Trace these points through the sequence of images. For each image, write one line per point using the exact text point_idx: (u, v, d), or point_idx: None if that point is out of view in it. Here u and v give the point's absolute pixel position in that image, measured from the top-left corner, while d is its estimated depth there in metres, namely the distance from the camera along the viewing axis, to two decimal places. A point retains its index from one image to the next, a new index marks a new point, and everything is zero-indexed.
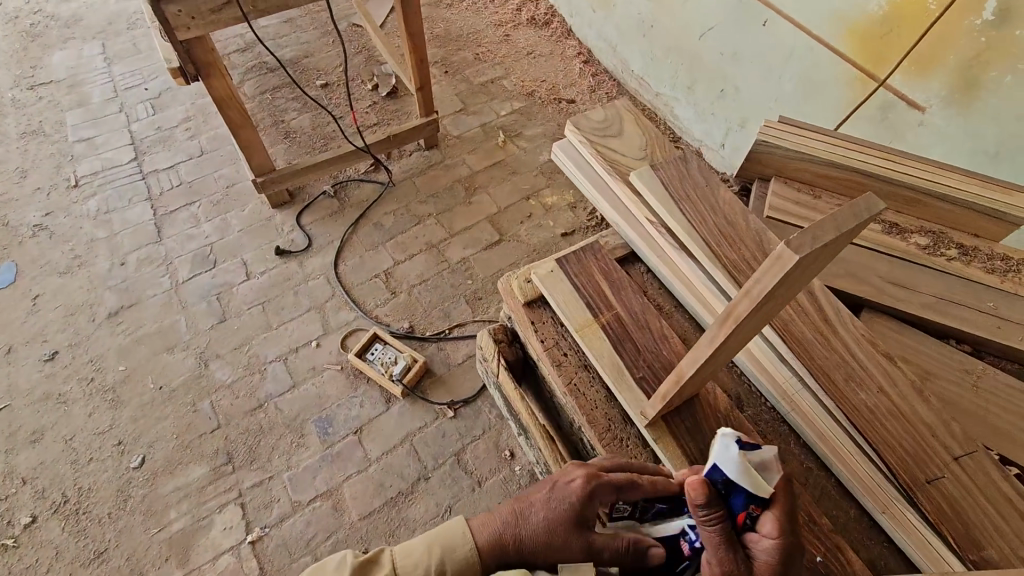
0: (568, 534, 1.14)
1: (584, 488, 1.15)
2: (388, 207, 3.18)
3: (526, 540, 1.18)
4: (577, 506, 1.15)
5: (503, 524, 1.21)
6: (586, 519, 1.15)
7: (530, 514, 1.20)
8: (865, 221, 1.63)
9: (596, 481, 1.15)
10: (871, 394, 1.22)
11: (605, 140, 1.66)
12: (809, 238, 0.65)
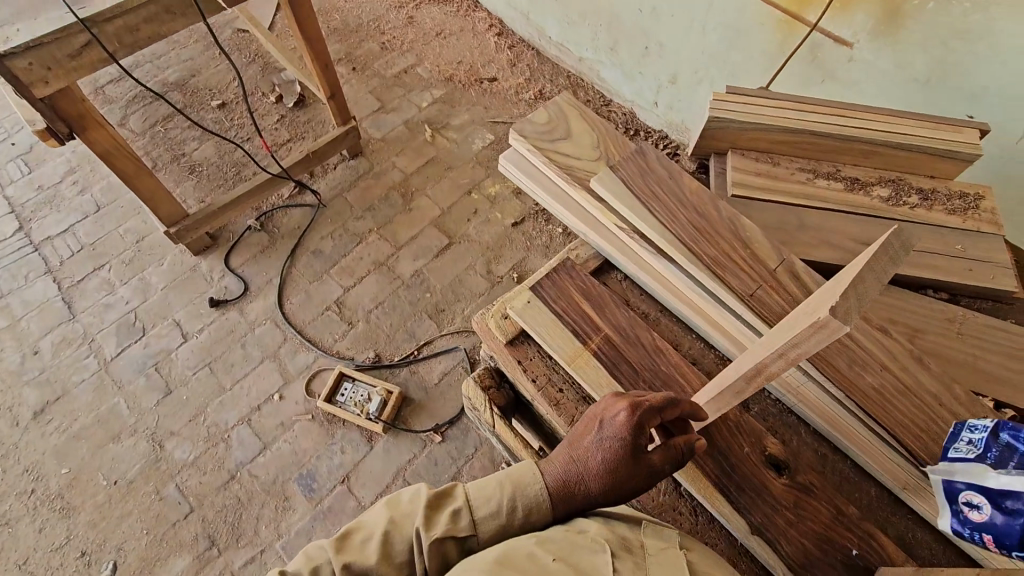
0: (629, 469, 1.01)
1: (630, 420, 1.01)
2: (324, 230, 2.95)
3: (587, 486, 1.03)
4: (630, 441, 1.00)
5: (559, 472, 1.06)
6: (642, 449, 1.01)
7: (586, 457, 1.04)
8: (827, 181, 1.60)
9: (641, 409, 1.01)
10: (877, 374, 1.18)
11: (553, 145, 1.54)
12: (854, 298, 0.59)
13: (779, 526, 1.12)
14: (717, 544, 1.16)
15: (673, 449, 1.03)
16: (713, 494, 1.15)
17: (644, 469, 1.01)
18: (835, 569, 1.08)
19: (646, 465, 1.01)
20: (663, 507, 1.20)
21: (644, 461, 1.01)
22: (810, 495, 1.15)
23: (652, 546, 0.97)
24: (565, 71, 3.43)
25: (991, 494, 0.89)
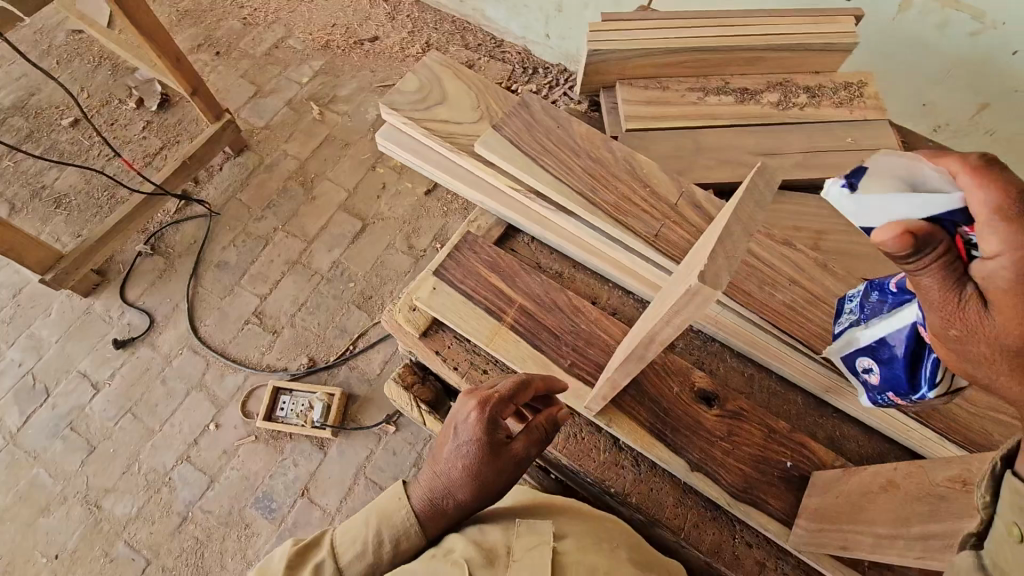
0: (494, 465, 1.03)
1: (481, 419, 1.02)
2: (224, 239, 2.72)
3: (460, 492, 1.05)
4: (486, 439, 1.02)
5: (429, 491, 1.09)
6: (501, 442, 1.03)
7: (449, 468, 1.06)
8: (718, 97, 1.55)
9: (489, 406, 1.02)
10: (786, 290, 1.17)
11: (430, 112, 1.41)
12: (723, 260, 0.55)
13: (716, 458, 1.13)
14: (661, 487, 1.17)
15: (535, 430, 1.06)
16: (651, 442, 1.14)
17: (503, 465, 1.03)
18: (772, 485, 1.11)
19: (509, 456, 1.03)
20: (605, 463, 1.19)
21: (505, 454, 1.03)
22: (741, 420, 1.16)
23: (518, 546, 0.98)
24: (449, 16, 3.18)
25: (874, 348, 0.86)
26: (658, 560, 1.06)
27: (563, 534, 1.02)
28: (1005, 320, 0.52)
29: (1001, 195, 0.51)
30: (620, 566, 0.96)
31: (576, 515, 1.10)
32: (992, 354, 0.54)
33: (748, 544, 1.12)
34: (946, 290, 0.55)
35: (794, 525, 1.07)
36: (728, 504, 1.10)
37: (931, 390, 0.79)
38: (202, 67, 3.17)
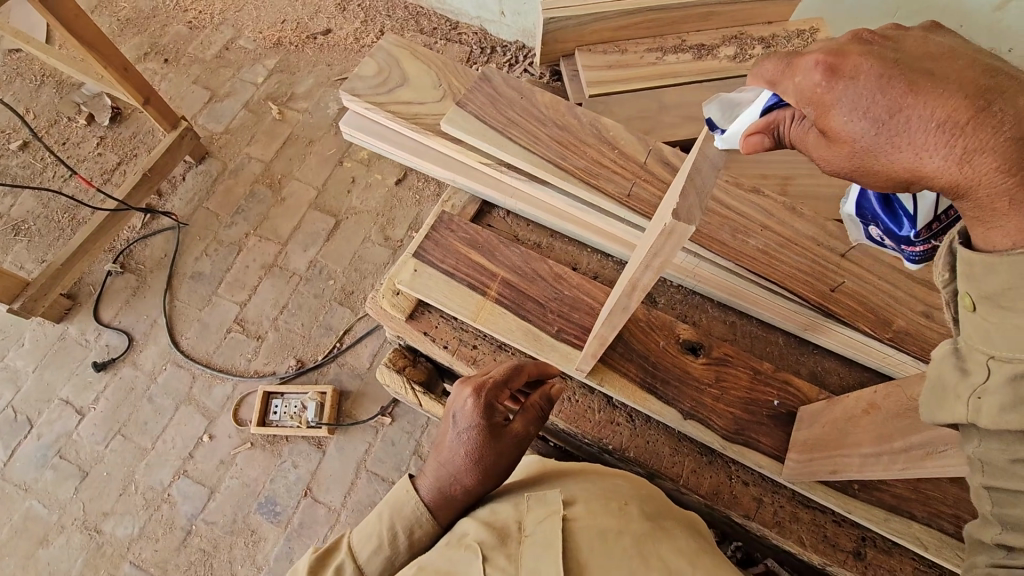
0: (496, 448, 1.04)
1: (478, 402, 1.05)
2: (195, 250, 2.67)
3: (465, 480, 1.05)
4: (485, 422, 1.04)
5: (435, 484, 1.08)
6: (500, 424, 1.06)
7: (452, 457, 1.07)
8: (676, 56, 1.56)
9: (485, 389, 1.06)
10: (758, 236, 1.19)
11: (392, 95, 1.39)
12: (695, 199, 0.57)
13: (707, 404, 1.16)
14: (657, 439, 1.20)
15: (531, 410, 1.09)
16: (643, 396, 1.17)
17: (505, 445, 1.05)
18: (764, 424, 1.15)
19: (509, 437, 1.05)
20: (602, 423, 1.21)
21: (506, 434, 1.05)
22: (727, 366, 1.19)
23: (530, 520, 0.93)
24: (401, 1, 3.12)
25: (864, 218, 0.84)
26: (679, 517, 1.00)
27: (574, 500, 0.96)
28: (833, 134, 0.61)
29: (768, 67, 0.66)
30: (636, 524, 0.89)
31: (587, 481, 1.05)
32: (867, 167, 0.61)
33: (745, 482, 1.16)
34: (802, 141, 0.66)
35: (786, 459, 1.11)
36: (722, 446, 1.14)
37: (921, 220, 0.74)
38: (152, 77, 3.08)
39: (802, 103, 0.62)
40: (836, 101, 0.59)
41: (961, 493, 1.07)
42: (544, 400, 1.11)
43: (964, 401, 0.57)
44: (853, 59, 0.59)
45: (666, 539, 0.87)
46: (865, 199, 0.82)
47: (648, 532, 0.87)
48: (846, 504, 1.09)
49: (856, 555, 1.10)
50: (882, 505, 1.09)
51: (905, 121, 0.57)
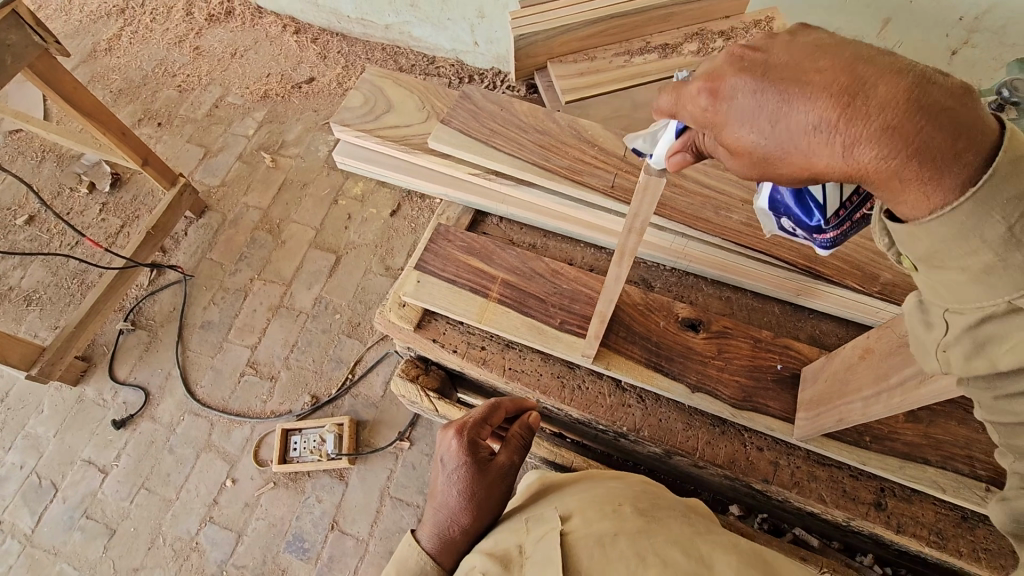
0: (485, 481, 1.07)
1: (462, 441, 1.09)
2: (203, 300, 2.74)
3: (463, 520, 1.04)
4: (471, 458, 1.07)
5: (435, 531, 1.06)
6: (487, 458, 1.09)
7: (446, 499, 1.07)
8: (642, 57, 1.65)
9: (466, 428, 1.11)
10: (740, 210, 1.25)
11: (380, 121, 1.45)
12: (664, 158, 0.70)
13: (714, 374, 1.20)
14: (669, 416, 1.22)
15: (513, 441, 1.14)
16: (650, 375, 1.21)
17: (495, 475, 1.08)
18: (771, 389, 1.18)
19: (497, 469, 1.08)
20: (613, 408, 1.24)
21: (494, 466, 1.08)
22: (726, 337, 1.24)
23: (529, 539, 0.94)
24: (377, 43, 3.26)
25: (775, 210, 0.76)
26: (678, 511, 1.00)
27: (570, 513, 0.97)
28: (734, 150, 0.60)
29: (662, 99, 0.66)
30: (630, 523, 0.89)
31: (584, 492, 1.06)
32: (773, 171, 0.60)
33: (759, 447, 1.18)
34: (715, 154, 0.65)
35: (796, 419, 1.14)
36: (733, 414, 1.17)
37: (830, 207, 0.69)
38: (147, 140, 3.20)
39: (700, 124, 0.62)
40: (725, 119, 0.59)
41: (970, 433, 1.11)
42: (525, 430, 1.16)
43: (936, 354, 0.65)
44: (729, 74, 0.59)
45: (658, 533, 0.86)
46: (778, 192, 0.74)
47: (643, 530, 0.87)
48: (859, 456, 1.11)
49: (877, 507, 1.12)
50: (896, 454, 1.12)
51: (788, 127, 0.55)
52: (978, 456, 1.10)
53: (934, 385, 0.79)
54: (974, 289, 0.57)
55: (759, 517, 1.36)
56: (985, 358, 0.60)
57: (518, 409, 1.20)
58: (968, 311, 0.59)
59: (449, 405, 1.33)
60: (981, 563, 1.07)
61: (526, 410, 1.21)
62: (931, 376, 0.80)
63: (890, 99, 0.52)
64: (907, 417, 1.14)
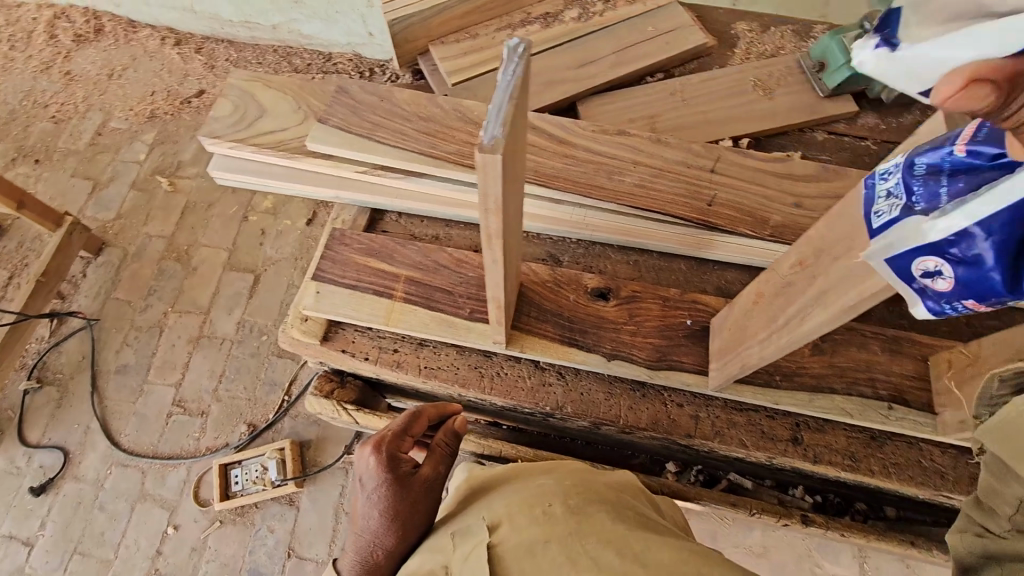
0: (407, 499, 1.03)
1: (380, 457, 1.05)
2: (114, 343, 2.55)
3: (386, 543, 1.00)
4: (390, 475, 1.03)
5: (357, 557, 1.02)
6: (408, 473, 1.05)
7: (367, 521, 1.03)
8: (524, 29, 1.61)
9: (385, 442, 1.06)
10: (632, 173, 1.25)
11: (253, 128, 1.36)
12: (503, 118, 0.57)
13: (628, 340, 1.20)
14: (591, 388, 1.22)
15: (437, 451, 1.10)
16: (566, 351, 1.20)
17: (417, 489, 1.04)
18: (684, 346, 1.19)
19: (419, 484, 1.04)
20: (536, 390, 1.22)
21: (416, 480, 1.04)
22: (636, 301, 1.23)
23: (458, 557, 0.89)
24: (268, 45, 2.99)
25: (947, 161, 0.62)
26: (603, 494, 0.98)
27: (498, 520, 0.93)
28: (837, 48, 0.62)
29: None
30: (559, 524, 0.87)
31: (511, 491, 1.02)
32: None
33: (680, 404, 1.19)
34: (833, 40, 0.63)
35: (709, 371, 1.16)
36: (650, 375, 1.18)
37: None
38: (26, 180, 2.93)
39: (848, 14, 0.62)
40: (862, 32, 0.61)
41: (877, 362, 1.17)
42: (449, 436, 1.13)
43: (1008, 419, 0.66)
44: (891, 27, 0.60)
45: (587, 530, 0.84)
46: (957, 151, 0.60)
47: (573, 530, 0.85)
48: (772, 396, 1.15)
49: (795, 441, 1.16)
50: (805, 388, 1.16)
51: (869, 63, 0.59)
52: (879, 378, 1.16)
53: (809, 323, 0.81)
54: None
55: (695, 469, 1.40)
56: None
57: (440, 415, 1.15)
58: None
59: (370, 415, 1.27)
60: (891, 477, 1.13)
61: (449, 414, 1.17)
62: (806, 312, 0.82)
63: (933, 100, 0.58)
64: (812, 351, 1.17)
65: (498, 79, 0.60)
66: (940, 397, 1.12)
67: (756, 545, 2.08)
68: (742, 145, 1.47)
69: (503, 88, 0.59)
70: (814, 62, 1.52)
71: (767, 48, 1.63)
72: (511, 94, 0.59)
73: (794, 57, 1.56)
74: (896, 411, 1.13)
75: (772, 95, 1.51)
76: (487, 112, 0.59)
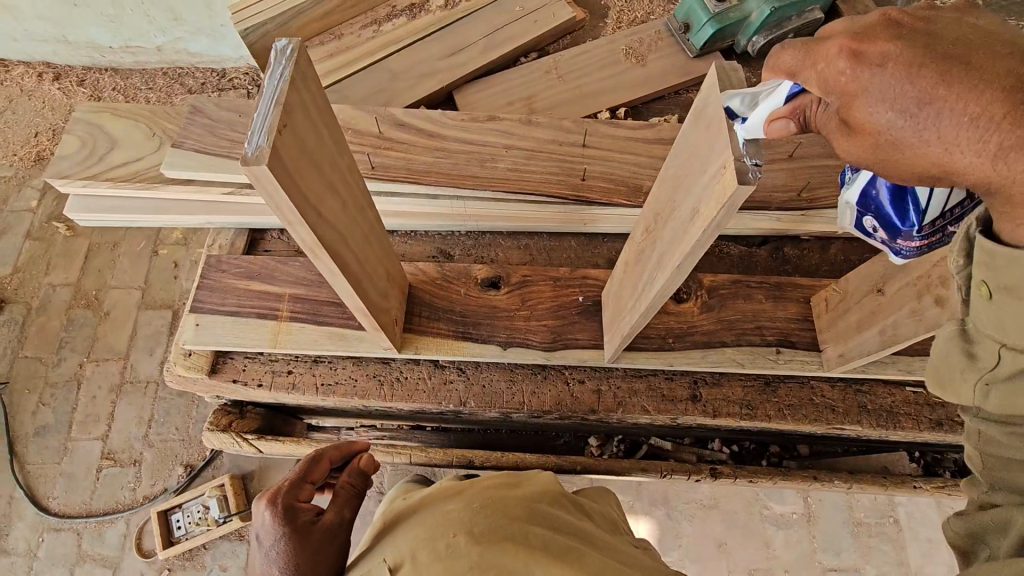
0: (312, 547, 0.87)
1: (277, 509, 0.92)
2: (29, 405, 2.40)
3: None
4: (290, 525, 0.90)
5: None
6: (310, 520, 0.92)
7: None
8: (391, 23, 1.56)
9: (279, 494, 0.95)
10: (504, 158, 1.24)
11: (105, 163, 1.29)
12: (271, 127, 0.55)
13: (521, 325, 1.19)
14: (492, 377, 1.22)
15: (342, 493, 1.01)
16: (461, 345, 1.18)
17: (322, 535, 0.90)
18: (579, 323, 1.19)
19: (325, 530, 0.91)
20: (438, 390, 1.21)
21: (319, 525, 0.91)
22: (526, 285, 1.22)
23: None
24: (157, 69, 2.57)
25: (863, 206, 0.83)
26: (520, 511, 0.83)
27: (401, 561, 0.74)
28: (856, 127, 0.62)
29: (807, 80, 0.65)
30: (464, 555, 0.71)
31: (415, 521, 0.86)
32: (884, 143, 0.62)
33: (581, 380, 1.21)
34: (821, 128, 0.68)
35: (603, 344, 1.17)
36: (547, 357, 1.18)
37: (931, 213, 0.76)
38: None
39: (827, 88, 0.64)
40: (861, 90, 0.60)
41: (779, 316, 1.19)
42: (355, 477, 1.07)
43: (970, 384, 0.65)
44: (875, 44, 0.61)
45: (495, 568, 0.69)
46: (874, 187, 0.80)
47: (479, 562, 0.69)
48: (666, 358, 1.16)
49: (694, 399, 1.19)
50: (697, 345, 1.17)
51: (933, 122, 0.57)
52: (766, 325, 1.19)
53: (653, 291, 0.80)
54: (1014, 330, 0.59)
55: (616, 439, 1.44)
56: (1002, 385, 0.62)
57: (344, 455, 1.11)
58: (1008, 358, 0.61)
59: (272, 441, 1.25)
60: (786, 418, 1.19)
61: (355, 454, 1.13)
62: (649, 281, 0.83)
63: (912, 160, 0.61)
64: (702, 308, 1.18)
65: (266, 83, 0.57)
66: (823, 335, 1.16)
67: (705, 498, 2.10)
68: (620, 115, 1.45)
69: (269, 93, 0.57)
70: (679, 24, 1.50)
71: (637, 15, 1.60)
72: (278, 98, 0.56)
73: (662, 19, 1.55)
74: (784, 354, 1.16)
75: (645, 61, 1.50)
76: (254, 123, 0.56)
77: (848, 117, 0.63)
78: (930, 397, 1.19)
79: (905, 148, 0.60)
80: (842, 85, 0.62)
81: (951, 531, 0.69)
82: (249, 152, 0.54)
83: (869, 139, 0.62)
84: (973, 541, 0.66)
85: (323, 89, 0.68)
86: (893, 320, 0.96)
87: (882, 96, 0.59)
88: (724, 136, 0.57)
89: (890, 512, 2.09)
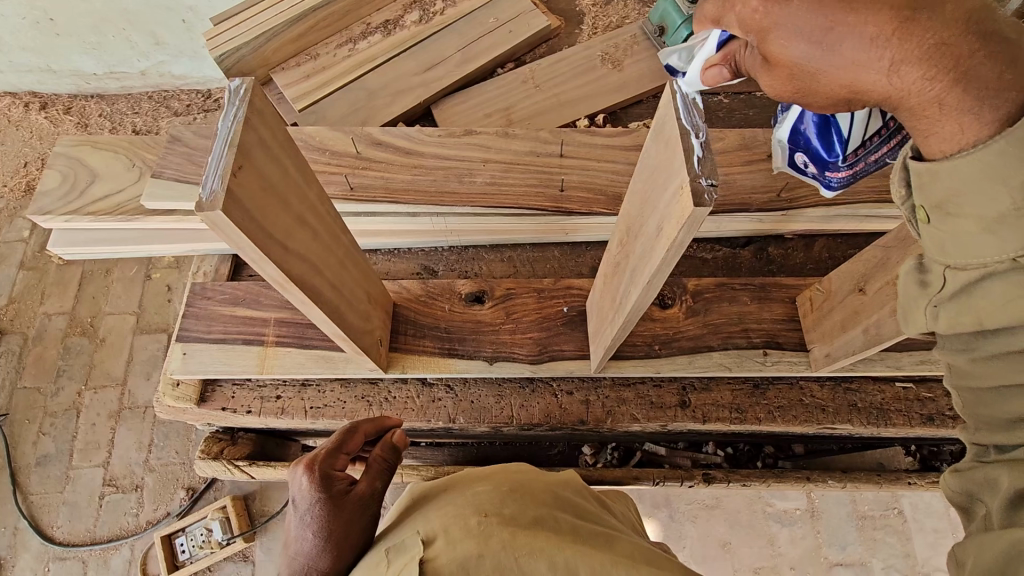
0: (347, 515, 0.85)
1: (314, 476, 0.89)
2: (30, 435, 2.40)
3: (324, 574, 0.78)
4: (327, 492, 0.86)
5: None
6: (345, 490, 0.89)
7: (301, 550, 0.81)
8: (366, 41, 1.56)
9: (317, 461, 0.91)
10: (483, 172, 1.24)
11: (86, 196, 1.29)
12: (227, 169, 0.55)
13: (507, 337, 1.19)
14: (480, 393, 1.22)
15: (375, 466, 0.96)
16: (449, 362, 1.18)
17: (357, 505, 0.87)
18: (565, 334, 1.19)
19: (359, 498, 0.88)
20: (426, 409, 1.21)
21: (354, 496, 0.88)
22: (509, 298, 1.22)
23: None
24: (142, 93, 2.58)
25: (795, 142, 0.89)
26: (548, 498, 0.84)
27: (434, 532, 0.72)
28: (772, 61, 0.64)
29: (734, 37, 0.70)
30: (498, 530, 0.70)
31: (446, 498, 0.85)
32: (808, 83, 0.64)
33: (569, 391, 1.21)
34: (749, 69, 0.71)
35: (590, 354, 1.17)
36: (534, 370, 1.17)
37: (851, 144, 0.80)
38: None
39: (746, 30, 0.64)
40: (774, 27, 0.61)
41: (766, 317, 1.19)
42: (389, 451, 1.00)
43: (923, 312, 0.65)
44: None
45: (528, 546, 0.67)
46: (802, 123, 0.86)
47: (516, 540, 0.68)
48: (653, 366, 1.16)
49: (683, 405, 1.19)
50: (684, 351, 1.16)
51: (841, 49, 0.59)
52: (752, 326, 1.18)
53: (628, 304, 0.80)
54: (979, 240, 0.57)
55: (611, 447, 1.44)
56: (972, 317, 0.59)
57: (377, 430, 1.03)
58: (971, 268, 0.58)
59: (264, 467, 1.25)
60: (776, 420, 1.18)
61: (388, 429, 1.05)
62: (626, 293, 0.82)
63: (832, 93, 0.63)
64: (688, 313, 1.18)
65: (221, 124, 0.57)
66: (810, 334, 1.15)
67: (707, 498, 2.09)
68: (598, 122, 1.45)
69: (224, 135, 0.57)
70: (654, 27, 1.50)
71: (612, 20, 1.60)
72: (231, 141, 0.57)
73: (637, 23, 1.55)
74: (772, 355, 1.16)
75: (622, 66, 1.50)
76: (209, 166, 0.56)
77: (765, 51, 0.64)
78: (921, 391, 1.19)
79: (818, 78, 0.62)
80: (755, 23, 0.63)
81: (947, 490, 0.63)
82: (205, 199, 0.54)
83: (785, 71, 0.64)
84: (970, 499, 0.60)
85: (283, 121, 0.67)
86: (876, 319, 0.95)
87: (792, 29, 0.60)
88: (680, 154, 0.57)
89: (895, 503, 2.08)
